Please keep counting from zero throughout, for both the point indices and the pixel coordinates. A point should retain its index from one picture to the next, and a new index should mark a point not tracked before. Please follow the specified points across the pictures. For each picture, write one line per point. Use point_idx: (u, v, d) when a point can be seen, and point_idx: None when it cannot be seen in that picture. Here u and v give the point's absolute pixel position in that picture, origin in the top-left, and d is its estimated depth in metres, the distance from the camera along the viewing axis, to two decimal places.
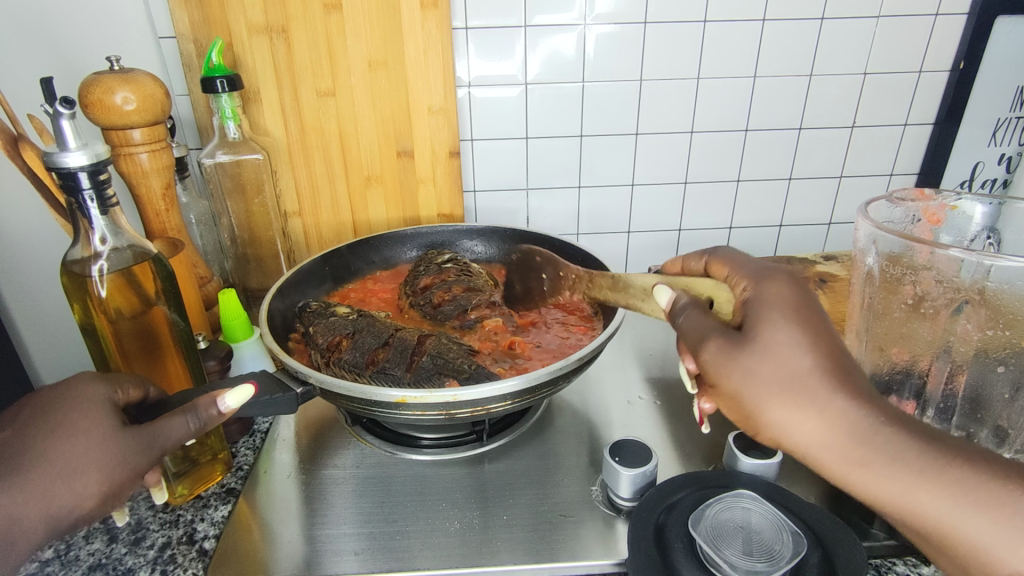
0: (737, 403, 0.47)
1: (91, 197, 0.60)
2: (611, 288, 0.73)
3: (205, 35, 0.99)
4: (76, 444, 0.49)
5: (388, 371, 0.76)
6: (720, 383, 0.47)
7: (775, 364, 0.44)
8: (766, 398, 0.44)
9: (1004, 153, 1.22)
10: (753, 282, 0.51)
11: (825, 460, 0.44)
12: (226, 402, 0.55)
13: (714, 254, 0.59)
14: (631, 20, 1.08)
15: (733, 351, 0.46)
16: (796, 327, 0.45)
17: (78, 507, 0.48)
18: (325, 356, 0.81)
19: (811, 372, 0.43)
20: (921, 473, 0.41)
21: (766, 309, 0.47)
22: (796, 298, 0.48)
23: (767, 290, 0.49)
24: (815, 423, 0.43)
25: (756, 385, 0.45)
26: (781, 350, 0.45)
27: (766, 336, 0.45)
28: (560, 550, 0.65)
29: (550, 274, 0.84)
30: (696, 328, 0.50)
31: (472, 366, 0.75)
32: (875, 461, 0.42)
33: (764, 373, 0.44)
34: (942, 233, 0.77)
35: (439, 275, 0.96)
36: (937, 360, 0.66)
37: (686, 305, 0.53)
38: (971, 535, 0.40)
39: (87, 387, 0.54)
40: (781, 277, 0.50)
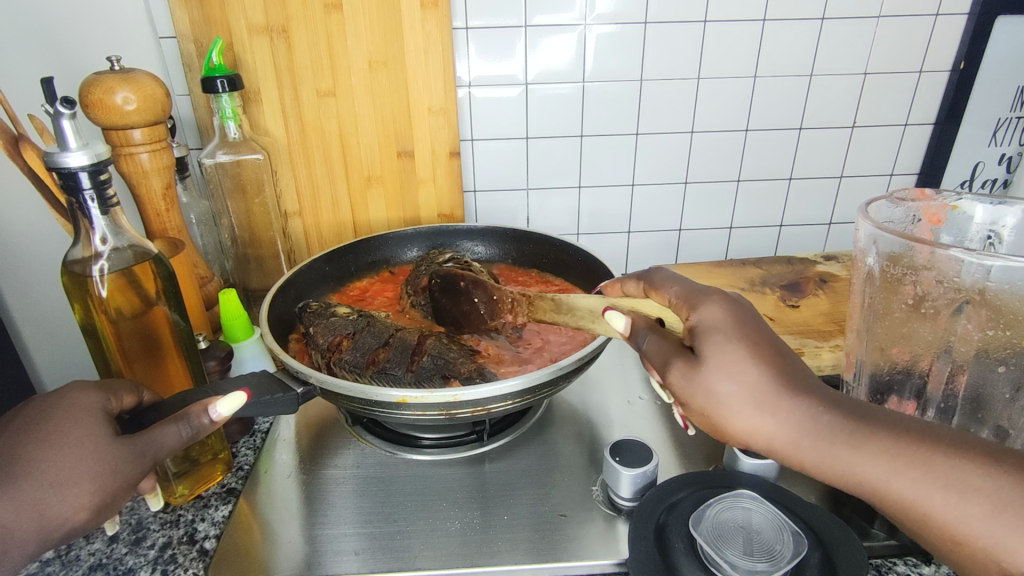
0: (704, 417, 0.48)
1: (91, 197, 0.60)
2: (556, 310, 0.73)
3: (205, 35, 0.99)
4: (69, 453, 0.49)
5: (388, 371, 0.76)
6: (688, 402, 0.48)
7: (730, 378, 0.45)
8: (728, 412, 0.46)
9: (1004, 153, 1.23)
10: (691, 306, 0.50)
11: (778, 452, 0.46)
12: (218, 410, 0.55)
13: (650, 275, 0.58)
14: (631, 20, 1.08)
15: (693, 372, 0.47)
16: (739, 338, 0.46)
17: (70, 518, 0.48)
18: (327, 355, 0.81)
19: (760, 382, 0.45)
20: (860, 447, 0.43)
21: (710, 332, 0.47)
22: (732, 313, 0.48)
23: (708, 313, 0.48)
24: (766, 423, 0.45)
25: (717, 404, 0.46)
26: (731, 369, 0.45)
27: (716, 355, 0.46)
28: (560, 550, 0.65)
29: (483, 298, 0.88)
30: (660, 354, 0.50)
31: (474, 368, 0.75)
32: (829, 450, 0.44)
33: (723, 391, 0.45)
34: (942, 233, 0.77)
35: (443, 274, 0.96)
36: (938, 360, 0.66)
37: (647, 330, 0.53)
38: (910, 494, 0.42)
39: (80, 395, 0.53)
40: (717, 294, 0.50)
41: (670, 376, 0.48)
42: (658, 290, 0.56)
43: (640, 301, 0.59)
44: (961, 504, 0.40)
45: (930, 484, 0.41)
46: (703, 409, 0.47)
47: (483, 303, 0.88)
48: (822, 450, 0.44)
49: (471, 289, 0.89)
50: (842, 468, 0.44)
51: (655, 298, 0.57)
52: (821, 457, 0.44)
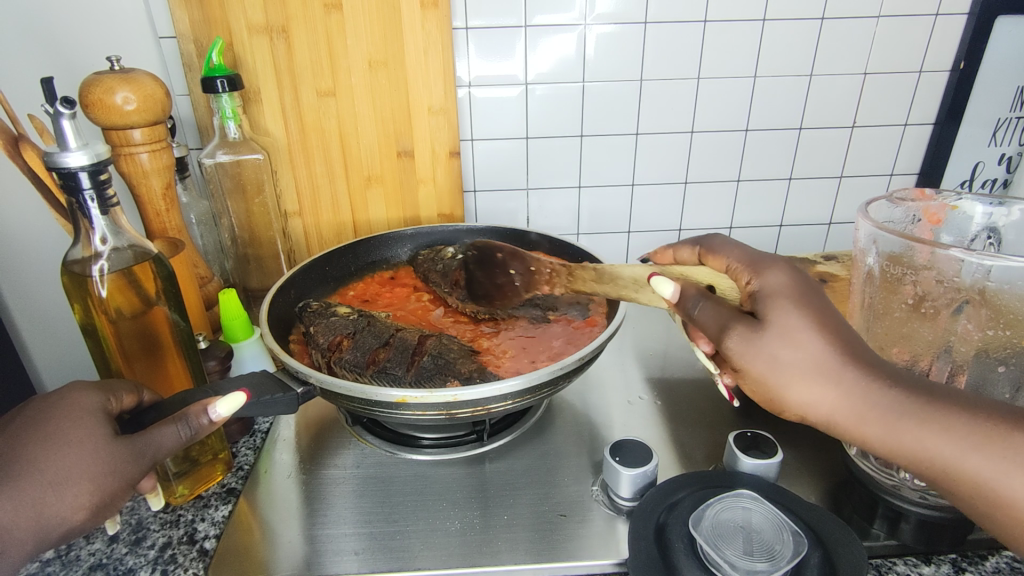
0: (761, 385, 0.49)
1: (91, 197, 0.60)
2: (596, 280, 0.76)
3: (205, 35, 0.99)
4: (69, 452, 0.49)
5: (388, 371, 0.76)
6: (746, 367, 0.49)
7: (795, 347, 0.47)
8: (790, 381, 0.47)
9: (1004, 153, 1.22)
10: (753, 272, 0.53)
11: (840, 424, 0.47)
12: (217, 410, 0.54)
13: (707, 242, 0.61)
14: (631, 20, 1.08)
15: (754, 337, 0.48)
16: (805, 308, 0.48)
17: (68, 517, 0.48)
18: (326, 355, 0.81)
19: (825, 352, 0.46)
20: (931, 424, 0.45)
21: (776, 299, 0.49)
22: (795, 283, 0.50)
23: (771, 280, 0.51)
24: (830, 395, 0.46)
25: (779, 371, 0.47)
26: (795, 337, 0.47)
27: (781, 322, 0.48)
28: (560, 550, 0.65)
29: (518, 269, 0.88)
30: (716, 319, 0.51)
31: (473, 368, 0.75)
32: (889, 421, 0.45)
33: (786, 357, 0.47)
34: (943, 233, 0.77)
35: (463, 268, 0.96)
36: (938, 360, 0.65)
37: (698, 296, 0.53)
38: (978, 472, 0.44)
39: (80, 395, 0.53)
40: (781, 264, 0.52)
41: (727, 341, 0.50)
42: (714, 255, 0.59)
43: (690, 268, 0.63)
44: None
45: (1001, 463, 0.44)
46: (761, 375, 0.49)
47: (520, 276, 0.87)
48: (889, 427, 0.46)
49: (508, 262, 0.90)
50: (910, 444, 0.45)
51: (711, 265, 0.60)
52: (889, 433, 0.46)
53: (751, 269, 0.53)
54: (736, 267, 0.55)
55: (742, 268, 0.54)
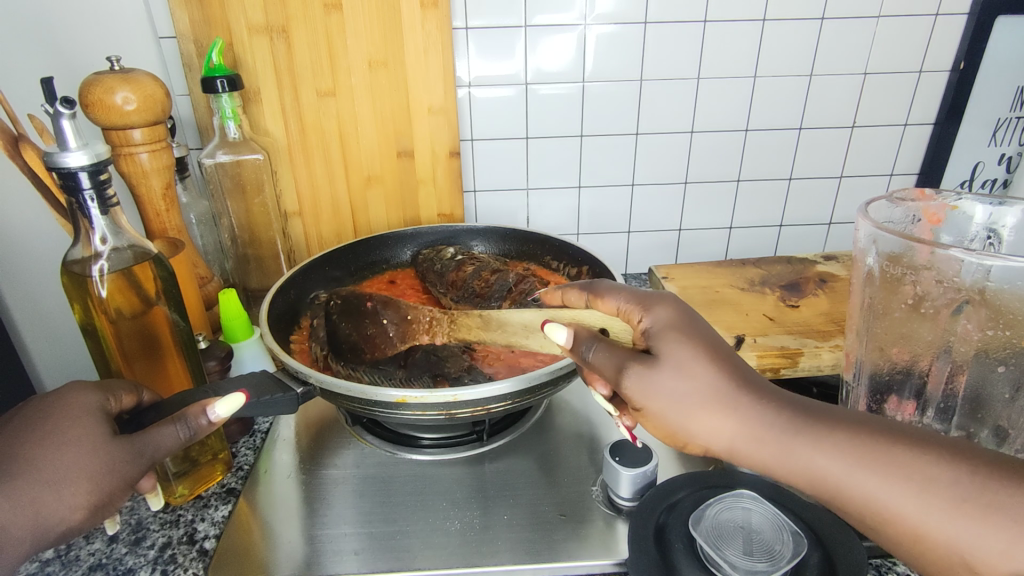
0: (661, 421, 0.47)
1: (91, 197, 0.60)
2: (483, 327, 0.74)
3: (204, 35, 0.99)
4: (67, 452, 0.49)
5: (382, 367, 0.78)
6: (646, 406, 0.47)
7: (690, 380, 0.45)
8: (691, 414, 0.46)
9: (1004, 153, 1.22)
10: (642, 309, 0.51)
11: (740, 451, 0.46)
12: (215, 411, 0.54)
13: (595, 287, 0.56)
14: (631, 20, 1.08)
15: (649, 375, 0.46)
16: (697, 337, 0.47)
17: (66, 517, 0.48)
18: (326, 348, 0.83)
19: (717, 381, 0.45)
20: (819, 440, 0.44)
21: (667, 334, 0.48)
22: (681, 317, 0.49)
23: (659, 317, 0.49)
24: (726, 419, 0.45)
25: (680, 405, 0.46)
26: (689, 369, 0.46)
27: (674, 356, 0.46)
28: (560, 550, 0.65)
29: (393, 318, 0.81)
30: (612, 362, 0.49)
31: (462, 368, 0.76)
32: (787, 445, 0.44)
33: (682, 391, 0.45)
34: (942, 233, 0.77)
35: (458, 269, 0.99)
36: (938, 360, 0.65)
37: (591, 340, 0.51)
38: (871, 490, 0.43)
39: (79, 395, 0.53)
40: (668, 300, 0.50)
41: (625, 384, 0.48)
42: (601, 299, 0.55)
43: (582, 313, 0.59)
44: (920, 497, 0.41)
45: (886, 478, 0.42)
46: (662, 412, 0.47)
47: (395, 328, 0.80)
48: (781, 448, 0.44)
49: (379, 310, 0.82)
50: (801, 463, 0.44)
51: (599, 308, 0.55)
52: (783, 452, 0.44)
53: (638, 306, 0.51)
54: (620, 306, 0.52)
55: (627, 305, 0.52)
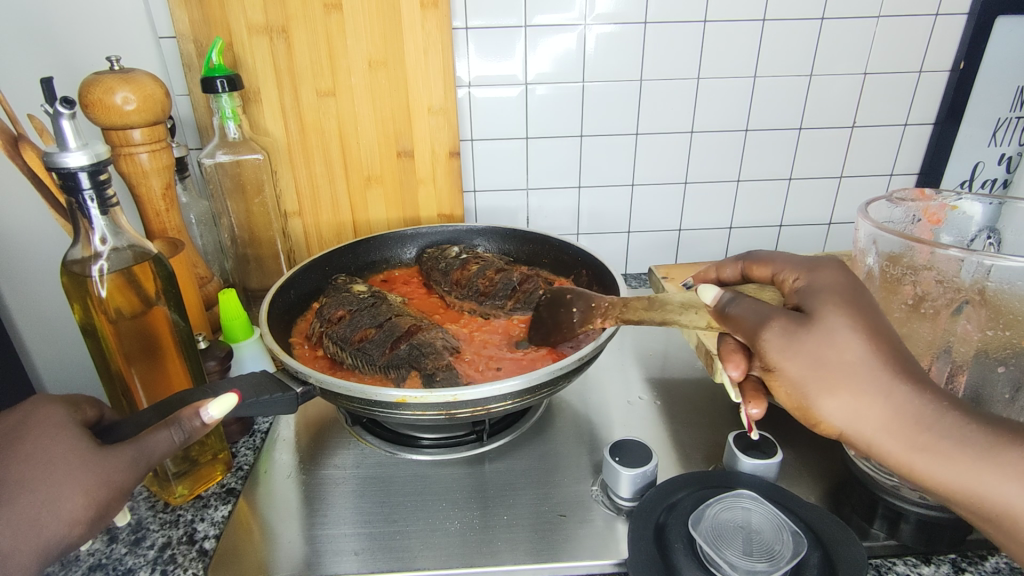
0: (795, 390, 0.47)
1: (91, 197, 0.60)
2: (646, 308, 0.64)
3: (204, 35, 0.99)
4: (55, 471, 0.48)
5: (366, 350, 0.82)
6: (780, 366, 0.47)
7: (842, 350, 0.45)
8: (829, 387, 0.45)
9: (1004, 153, 1.22)
10: (804, 272, 0.52)
11: (855, 436, 0.46)
12: (209, 412, 0.54)
13: (752, 256, 0.59)
14: (630, 20, 1.08)
15: (797, 331, 0.46)
16: (853, 310, 0.47)
17: (66, 534, 0.48)
18: (323, 326, 0.88)
19: (871, 358, 0.44)
20: (950, 439, 0.44)
21: (821, 294, 0.48)
22: (845, 283, 0.49)
23: (820, 280, 0.50)
24: (859, 404, 0.45)
25: (831, 371, 0.45)
26: (839, 338, 0.45)
27: (827, 322, 0.46)
28: (560, 550, 0.65)
29: (580, 307, 0.75)
30: (754, 313, 0.49)
31: (440, 365, 0.79)
32: (933, 449, 0.44)
33: (837, 358, 0.45)
34: (943, 233, 0.77)
35: (463, 267, 1.00)
36: (937, 360, 0.64)
37: (735, 296, 0.52)
38: (996, 493, 0.43)
39: (47, 411, 0.52)
40: (834, 267, 0.50)
41: (765, 340, 0.48)
42: (762, 265, 0.57)
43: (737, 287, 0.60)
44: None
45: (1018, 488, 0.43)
46: (799, 376, 0.46)
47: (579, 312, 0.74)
48: (908, 442, 0.44)
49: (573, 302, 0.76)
50: (947, 471, 0.44)
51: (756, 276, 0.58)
52: (909, 450, 0.44)
53: (805, 270, 0.52)
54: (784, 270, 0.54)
55: (795, 270, 0.53)
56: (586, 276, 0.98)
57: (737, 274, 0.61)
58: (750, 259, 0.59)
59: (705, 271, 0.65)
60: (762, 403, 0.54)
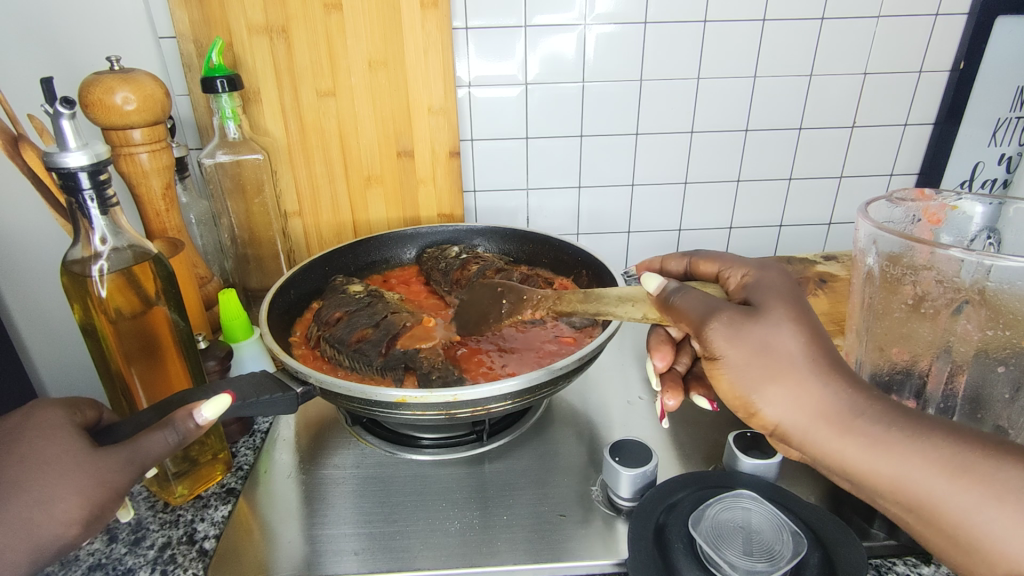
0: (735, 382, 0.48)
1: (91, 197, 0.60)
2: (580, 301, 0.67)
3: (205, 35, 0.99)
4: (48, 471, 0.48)
5: (362, 350, 0.81)
6: (723, 355, 0.48)
7: (779, 338, 0.46)
8: (770, 374, 0.46)
9: (1004, 153, 1.22)
10: (747, 271, 0.55)
11: (793, 430, 0.47)
12: (203, 413, 0.54)
13: (698, 254, 0.62)
14: (631, 20, 1.08)
15: (742, 322, 0.47)
16: (792, 306, 0.48)
17: (61, 534, 0.48)
18: (321, 327, 0.88)
19: (806, 348, 0.46)
20: (883, 429, 0.44)
21: (768, 291, 0.50)
22: (785, 283, 0.51)
23: (766, 279, 0.52)
24: (796, 392, 0.46)
25: (769, 358, 0.46)
26: (778, 329, 0.47)
27: (770, 315, 0.47)
28: (560, 550, 0.65)
29: (511, 299, 0.80)
30: (701, 305, 0.50)
31: (436, 365, 0.78)
32: (871, 439, 0.44)
33: (779, 348, 0.46)
34: (942, 233, 0.77)
35: (463, 267, 1.00)
36: (937, 360, 0.65)
37: (682, 287, 0.53)
38: (925, 486, 0.43)
39: (45, 412, 0.52)
40: (777, 267, 0.53)
41: (711, 330, 0.48)
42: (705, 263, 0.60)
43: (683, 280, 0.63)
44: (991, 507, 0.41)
45: (947, 479, 0.42)
46: (739, 363, 0.47)
47: (509, 304, 0.79)
48: (840, 429, 0.45)
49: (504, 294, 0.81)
50: (885, 466, 0.44)
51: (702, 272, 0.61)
52: (842, 438, 0.45)
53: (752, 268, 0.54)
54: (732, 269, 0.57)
55: (741, 269, 0.56)
56: (585, 275, 0.99)
57: (681, 268, 0.64)
58: (696, 257, 0.62)
59: (649, 260, 0.68)
60: (677, 394, 0.66)
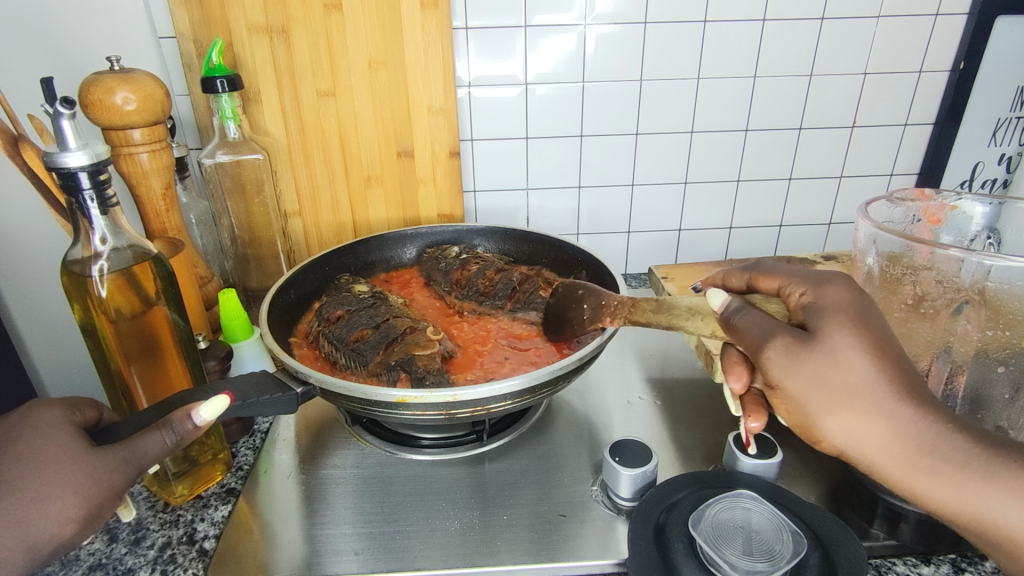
0: (797, 408, 0.46)
1: (91, 197, 0.60)
2: (654, 311, 0.65)
3: (205, 35, 0.99)
4: (45, 470, 0.48)
5: (360, 350, 0.82)
6: (784, 384, 0.46)
7: (845, 370, 0.44)
8: (834, 406, 0.44)
9: (1004, 153, 1.22)
10: (812, 286, 0.50)
11: (857, 457, 0.46)
12: (201, 415, 0.54)
13: (761, 266, 0.56)
14: (630, 20, 1.07)
15: (801, 351, 0.45)
16: (860, 329, 0.45)
17: (56, 533, 0.48)
18: (320, 326, 0.88)
19: (875, 378, 0.44)
20: (948, 458, 0.44)
21: (829, 313, 0.46)
22: (854, 300, 0.47)
23: (827, 297, 0.48)
24: (865, 426, 0.44)
25: (837, 389, 0.44)
26: (846, 359, 0.44)
27: (833, 342, 0.44)
28: (560, 550, 0.65)
29: (591, 304, 0.76)
30: (758, 329, 0.48)
31: (430, 369, 0.78)
32: (938, 470, 0.44)
33: (848, 380, 0.44)
34: (942, 233, 0.77)
35: (463, 267, 1.00)
36: (937, 360, 0.64)
37: (742, 305, 0.51)
38: (984, 509, 0.44)
39: (44, 411, 0.52)
40: (841, 281, 0.49)
41: (767, 357, 0.46)
42: (770, 277, 0.54)
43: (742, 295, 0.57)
44: None
45: (1013, 504, 0.43)
46: (802, 393, 0.45)
47: (591, 310, 0.76)
48: (908, 462, 0.44)
49: (584, 298, 0.78)
50: (946, 493, 0.44)
51: (761, 288, 0.55)
52: (910, 473, 0.44)
53: (812, 286, 0.49)
54: (790, 282, 0.52)
55: (802, 283, 0.51)
56: (585, 275, 0.98)
57: (744, 283, 0.57)
58: (761, 270, 0.56)
59: (711, 275, 0.62)
60: (763, 417, 0.55)
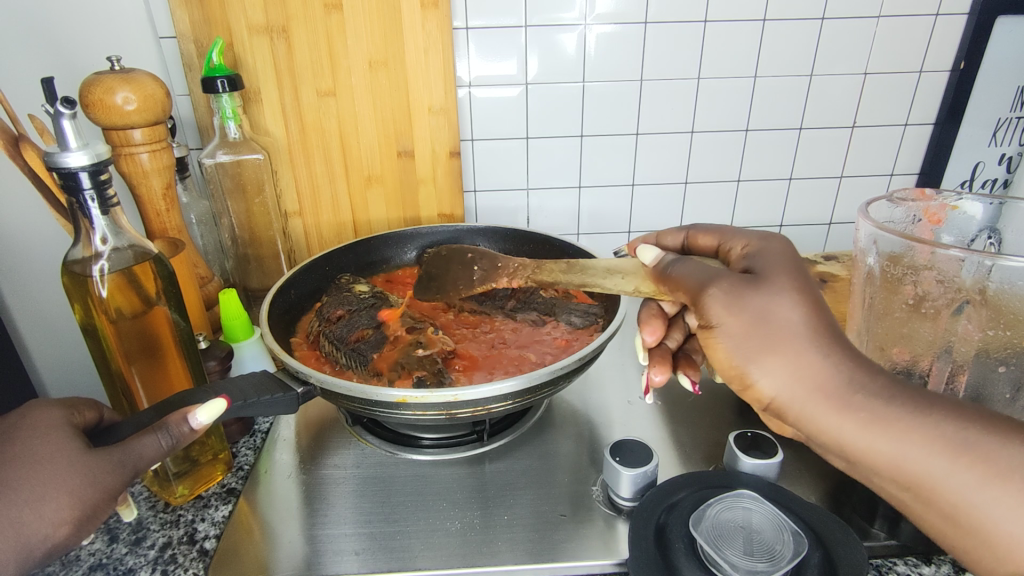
0: (731, 353, 0.48)
1: (91, 197, 0.60)
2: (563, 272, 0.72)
3: (205, 35, 0.99)
4: (40, 470, 0.48)
5: (360, 350, 0.81)
6: (721, 322, 0.48)
7: (784, 310, 0.46)
8: (768, 347, 0.46)
9: (1004, 153, 1.22)
10: (752, 242, 0.55)
11: (787, 402, 0.46)
12: (198, 418, 0.54)
13: (695, 228, 0.64)
14: (631, 20, 1.08)
15: (743, 290, 0.48)
16: (797, 278, 0.48)
17: (51, 534, 0.47)
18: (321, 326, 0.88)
19: (806, 318, 0.46)
20: (880, 406, 0.44)
21: (771, 260, 0.50)
22: (789, 253, 0.51)
23: (770, 247, 0.52)
24: (794, 364, 0.45)
25: (768, 327, 0.46)
26: (781, 301, 0.46)
27: (771, 284, 0.47)
28: (560, 550, 0.65)
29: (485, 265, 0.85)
30: (700, 273, 0.51)
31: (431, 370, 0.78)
32: (869, 417, 0.44)
33: (777, 319, 0.46)
34: (943, 233, 0.77)
35: None
36: (938, 360, 0.65)
37: (681, 259, 0.55)
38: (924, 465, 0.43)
39: (42, 412, 0.52)
40: (780, 240, 0.53)
41: (709, 295, 0.49)
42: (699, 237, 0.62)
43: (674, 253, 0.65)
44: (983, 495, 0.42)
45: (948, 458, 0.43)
46: (738, 334, 0.47)
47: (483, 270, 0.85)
48: (837, 405, 0.44)
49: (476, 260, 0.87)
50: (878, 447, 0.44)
51: (698, 245, 0.63)
52: (838, 414, 0.44)
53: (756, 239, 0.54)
54: (737, 240, 0.57)
55: (749, 239, 0.55)
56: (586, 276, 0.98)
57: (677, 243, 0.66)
58: (694, 231, 0.64)
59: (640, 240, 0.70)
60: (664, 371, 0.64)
